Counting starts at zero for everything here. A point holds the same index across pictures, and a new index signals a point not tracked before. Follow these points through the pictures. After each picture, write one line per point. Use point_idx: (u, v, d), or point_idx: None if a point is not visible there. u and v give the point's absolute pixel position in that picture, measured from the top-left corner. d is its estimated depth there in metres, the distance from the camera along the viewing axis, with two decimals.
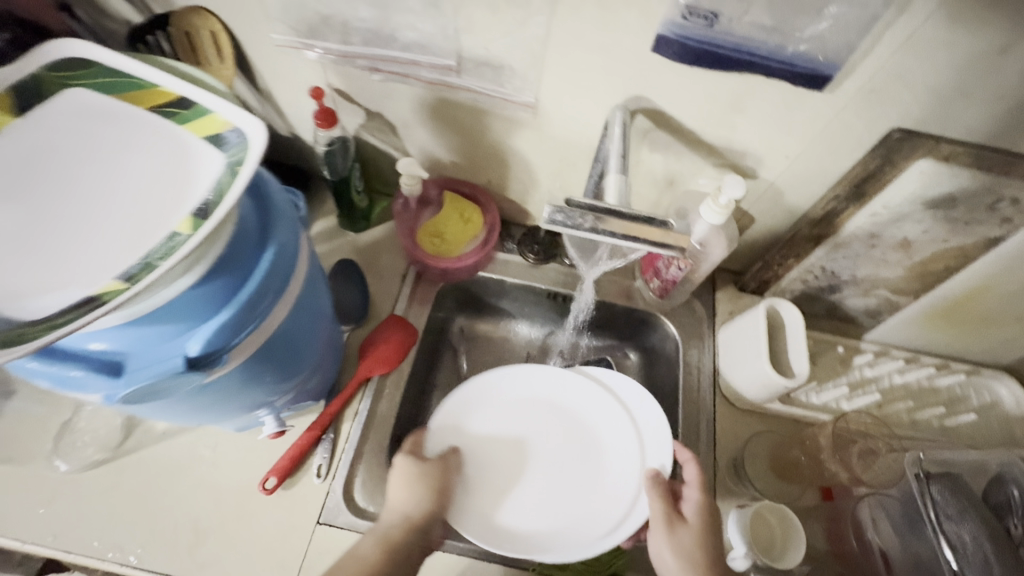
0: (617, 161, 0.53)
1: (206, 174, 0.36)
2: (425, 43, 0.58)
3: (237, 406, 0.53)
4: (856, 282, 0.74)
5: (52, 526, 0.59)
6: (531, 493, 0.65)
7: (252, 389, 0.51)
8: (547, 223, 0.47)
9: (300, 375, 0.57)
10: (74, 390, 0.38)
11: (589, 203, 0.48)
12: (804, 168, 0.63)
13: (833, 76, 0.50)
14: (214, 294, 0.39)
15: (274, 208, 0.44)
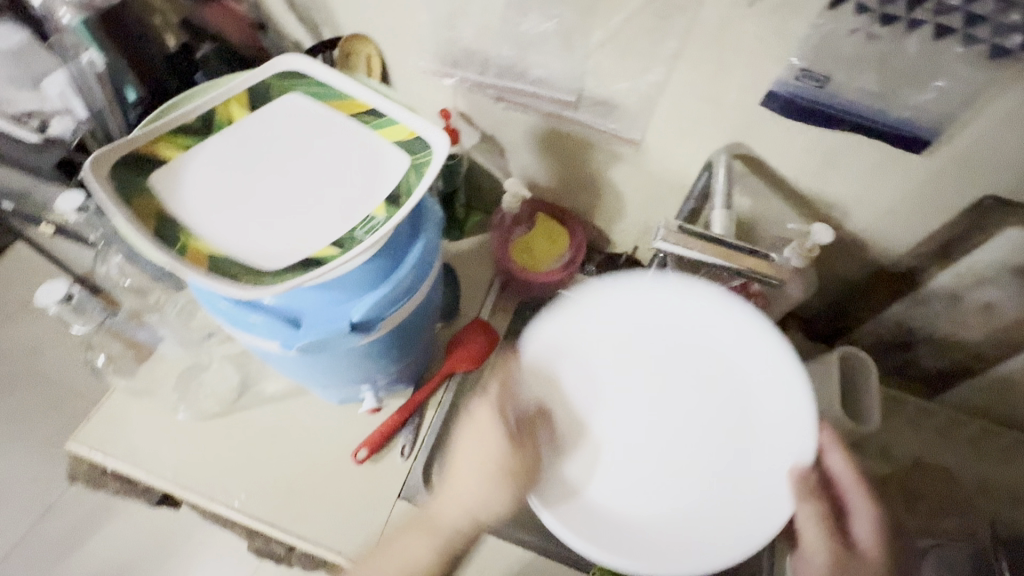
0: (722, 199, 0.59)
1: (395, 170, 0.45)
2: (551, 81, 0.66)
3: (355, 374, 0.61)
4: (932, 342, 0.75)
5: (172, 464, 0.67)
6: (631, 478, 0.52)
7: (374, 361, 0.59)
8: (657, 241, 0.55)
9: (408, 357, 0.65)
10: (256, 336, 0.47)
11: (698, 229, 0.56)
12: (891, 224, 0.66)
13: (932, 141, 0.54)
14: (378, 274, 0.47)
15: (430, 211, 0.51)
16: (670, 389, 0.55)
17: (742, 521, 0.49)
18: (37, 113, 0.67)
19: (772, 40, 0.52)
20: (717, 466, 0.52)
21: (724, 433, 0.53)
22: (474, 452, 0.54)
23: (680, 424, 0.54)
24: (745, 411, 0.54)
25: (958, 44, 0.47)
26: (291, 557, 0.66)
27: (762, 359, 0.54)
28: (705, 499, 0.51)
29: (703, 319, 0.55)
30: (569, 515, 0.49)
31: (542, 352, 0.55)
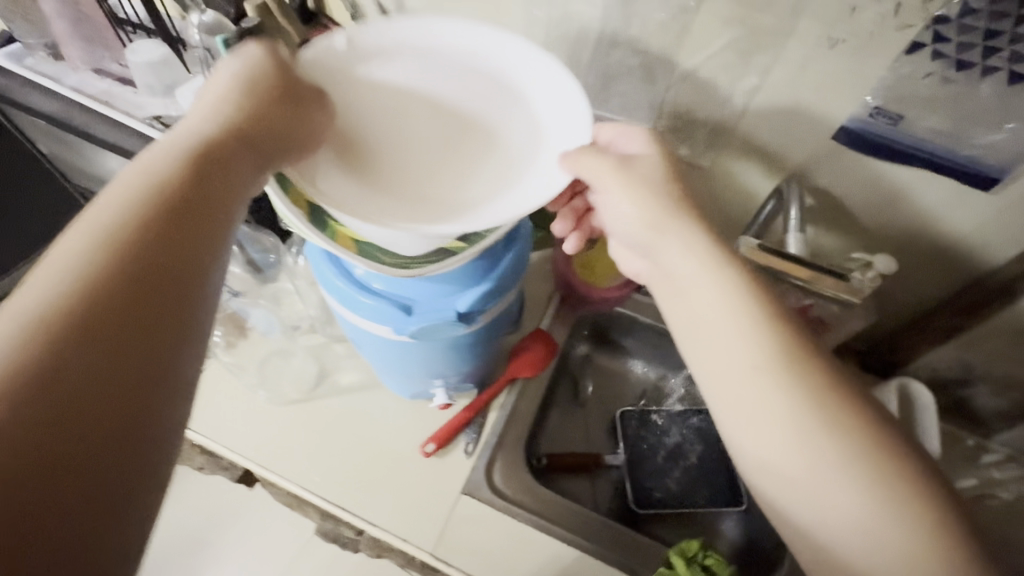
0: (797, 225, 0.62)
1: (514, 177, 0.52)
2: (629, 109, 0.71)
3: (437, 369, 0.66)
4: (992, 377, 0.77)
5: (254, 443, 0.72)
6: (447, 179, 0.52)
7: (457, 357, 0.64)
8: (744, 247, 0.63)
9: (485, 357, 0.69)
10: (366, 315, 0.55)
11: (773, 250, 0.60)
12: (955, 259, 0.69)
13: (1001, 180, 0.57)
14: (486, 270, 0.54)
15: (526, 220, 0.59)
16: (470, 90, 0.55)
17: (522, 185, 0.51)
18: (165, 117, 0.76)
19: (852, 80, 0.56)
20: (505, 146, 0.54)
21: (505, 129, 0.54)
22: (316, 178, 0.51)
23: (472, 136, 0.54)
24: (535, 135, 0.54)
25: None
26: (359, 541, 0.70)
27: (567, 90, 0.54)
28: (500, 163, 0.53)
29: (497, 46, 0.56)
30: (398, 216, 0.49)
31: (350, 49, 0.54)
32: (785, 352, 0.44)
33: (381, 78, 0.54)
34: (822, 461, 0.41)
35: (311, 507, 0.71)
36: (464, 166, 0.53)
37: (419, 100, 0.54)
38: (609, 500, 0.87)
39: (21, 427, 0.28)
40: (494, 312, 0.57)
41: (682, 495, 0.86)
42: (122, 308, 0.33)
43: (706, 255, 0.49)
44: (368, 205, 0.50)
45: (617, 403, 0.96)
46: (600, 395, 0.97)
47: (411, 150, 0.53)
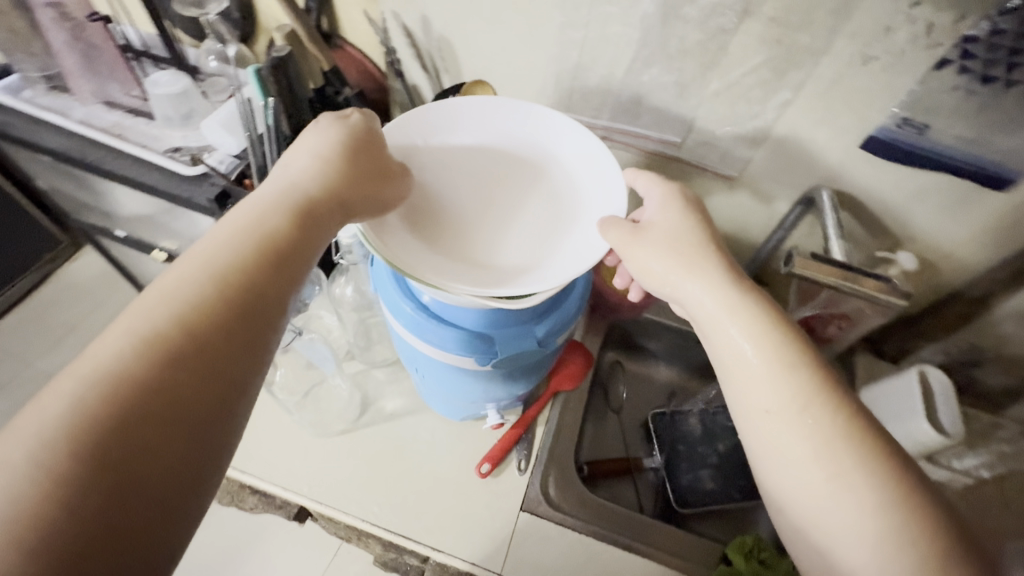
0: (836, 231, 0.65)
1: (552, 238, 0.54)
2: (659, 122, 0.73)
3: (497, 391, 0.67)
4: (1000, 359, 0.82)
5: (306, 478, 0.70)
6: (501, 239, 0.54)
7: (518, 378, 0.65)
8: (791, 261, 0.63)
9: (539, 374, 0.70)
10: (438, 344, 0.55)
11: (818, 256, 0.63)
12: (967, 253, 0.74)
13: (1016, 180, 0.62)
14: (563, 297, 0.57)
15: None
16: (513, 158, 0.58)
17: (562, 247, 0.53)
18: (185, 148, 0.73)
19: (881, 93, 0.60)
20: (544, 211, 0.56)
21: (544, 195, 0.57)
22: (383, 236, 0.51)
23: (514, 200, 0.56)
24: (573, 202, 0.56)
25: None
26: (424, 568, 0.69)
27: (599, 162, 0.57)
28: (539, 225, 0.55)
29: (534, 121, 0.59)
30: (452, 272, 0.50)
31: (407, 120, 0.58)
32: (809, 395, 0.43)
33: (436, 148, 0.58)
34: (841, 507, 0.39)
35: (371, 538, 0.70)
36: (508, 226, 0.55)
37: (465, 169, 0.57)
38: (651, 502, 0.89)
39: (86, 486, 0.29)
40: (565, 335, 0.60)
41: (721, 491, 0.88)
42: (191, 377, 0.34)
43: (730, 294, 0.48)
44: (424, 260, 0.50)
45: (649, 405, 0.99)
46: (632, 399, 0.99)
47: (460, 210, 0.55)
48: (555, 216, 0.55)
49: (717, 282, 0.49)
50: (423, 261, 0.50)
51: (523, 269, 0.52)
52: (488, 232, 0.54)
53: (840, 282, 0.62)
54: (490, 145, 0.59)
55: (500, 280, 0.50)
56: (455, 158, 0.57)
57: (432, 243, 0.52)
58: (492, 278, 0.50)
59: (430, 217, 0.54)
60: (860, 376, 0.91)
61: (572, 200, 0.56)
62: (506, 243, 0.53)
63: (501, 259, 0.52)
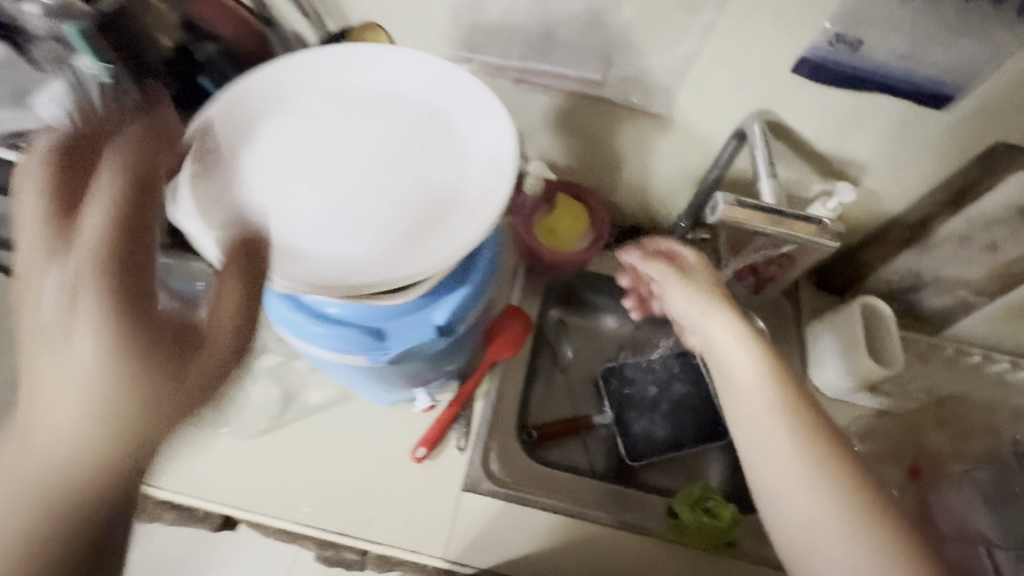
0: (767, 168, 0.59)
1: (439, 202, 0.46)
2: (574, 58, 0.65)
3: (416, 373, 0.61)
4: (940, 283, 0.80)
5: (227, 486, 0.65)
6: (374, 214, 0.46)
7: (438, 359, 0.59)
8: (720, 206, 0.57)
9: (466, 348, 0.65)
10: (327, 346, 0.48)
11: (751, 201, 0.57)
12: (905, 176, 0.70)
13: (955, 96, 0.57)
14: (462, 272, 0.50)
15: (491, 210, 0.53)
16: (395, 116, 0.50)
17: (448, 219, 0.46)
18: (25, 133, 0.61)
19: (810, 7, 0.53)
20: (430, 175, 0.47)
21: (431, 156, 0.48)
22: (230, 240, 0.43)
23: (395, 163, 0.48)
24: (463, 163, 0.48)
25: (987, 4, 0.49)
26: (365, 561, 0.67)
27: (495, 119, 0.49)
28: (423, 193, 0.47)
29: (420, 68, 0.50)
30: (318, 271, 0.43)
31: (260, 86, 0.49)
32: (797, 430, 0.51)
33: (283, 119, 0.49)
34: (830, 531, 0.47)
35: (306, 538, 0.67)
36: (386, 194, 0.46)
37: (337, 132, 0.49)
38: (602, 459, 0.88)
39: None
40: (473, 315, 0.53)
41: (671, 440, 0.88)
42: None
43: (747, 339, 0.57)
44: (285, 261, 0.43)
45: (598, 360, 0.96)
46: (579, 356, 0.96)
47: (329, 181, 0.47)
48: (436, 173, 0.47)
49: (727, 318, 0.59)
50: (284, 254, 0.43)
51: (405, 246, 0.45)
52: (362, 205, 0.46)
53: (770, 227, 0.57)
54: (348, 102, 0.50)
55: (378, 266, 0.44)
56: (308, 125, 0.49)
57: (293, 233, 0.45)
58: (369, 265, 0.44)
59: (289, 201, 0.46)
60: (804, 311, 0.89)
61: (454, 148, 0.48)
62: (384, 217, 0.45)
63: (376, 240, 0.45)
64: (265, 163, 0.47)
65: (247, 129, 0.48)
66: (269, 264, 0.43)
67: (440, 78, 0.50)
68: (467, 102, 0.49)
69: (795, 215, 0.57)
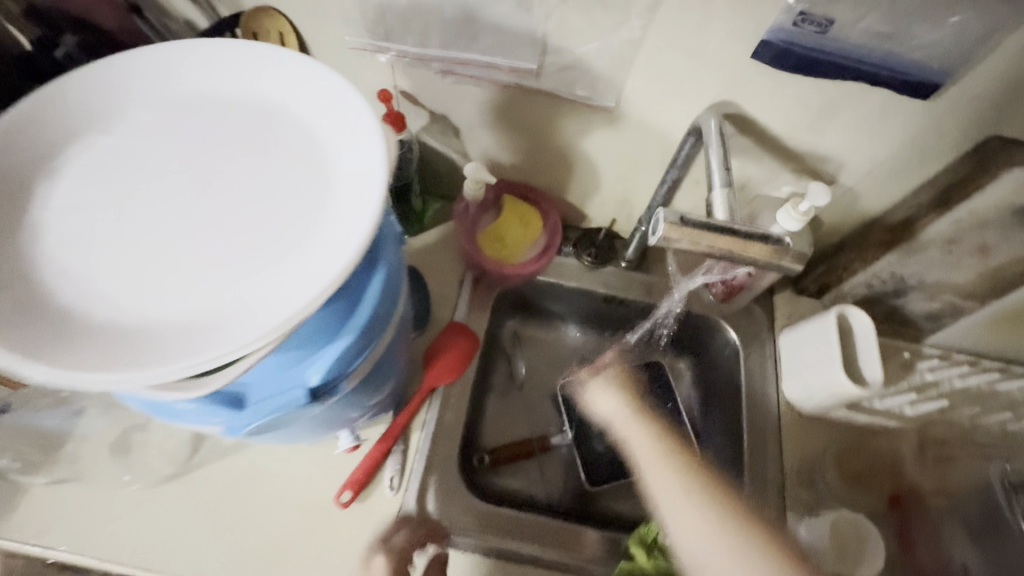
0: (721, 175, 0.50)
1: (287, 237, 0.38)
2: (505, 45, 0.56)
3: (317, 425, 0.54)
4: (925, 287, 0.73)
5: (127, 543, 0.59)
6: (206, 261, 0.38)
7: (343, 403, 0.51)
8: (657, 237, 0.47)
9: (387, 380, 0.57)
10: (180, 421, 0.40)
11: (700, 219, 0.47)
12: (886, 171, 0.62)
13: (941, 84, 0.50)
14: (349, 317, 0.41)
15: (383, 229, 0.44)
16: (247, 135, 0.42)
17: (291, 267, 0.37)
18: None
19: None
20: (278, 210, 0.39)
21: (284, 185, 0.40)
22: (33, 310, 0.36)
23: (237, 194, 0.40)
24: (320, 195, 0.40)
25: None
26: None
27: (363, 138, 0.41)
28: (265, 235, 0.38)
29: (286, 77, 0.43)
30: (130, 340, 0.36)
31: (77, 113, 0.42)
32: (725, 524, 0.46)
33: (105, 149, 0.41)
34: None
35: None
36: (221, 236, 0.38)
37: (173, 156, 0.41)
38: (562, 486, 0.81)
39: None
40: (369, 362, 0.44)
41: (637, 462, 0.81)
42: None
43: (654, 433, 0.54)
44: (92, 330, 0.36)
45: (558, 374, 0.88)
46: (536, 371, 0.88)
47: (153, 218, 0.39)
48: (286, 204, 0.39)
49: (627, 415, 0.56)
50: (94, 322, 0.36)
51: (238, 299, 0.37)
52: (185, 251, 0.38)
53: (722, 253, 0.47)
54: (185, 125, 0.42)
55: (205, 329, 0.36)
56: (134, 155, 0.41)
57: (104, 294, 0.37)
58: (194, 328, 0.36)
59: (102, 250, 0.38)
60: (778, 319, 0.81)
61: (310, 174, 0.41)
62: (217, 265, 0.38)
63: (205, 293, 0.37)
64: (78, 205, 0.39)
65: (61, 166, 0.40)
66: (75, 335, 0.36)
67: (297, 93, 0.43)
68: (326, 118, 0.42)
69: (754, 236, 0.47)
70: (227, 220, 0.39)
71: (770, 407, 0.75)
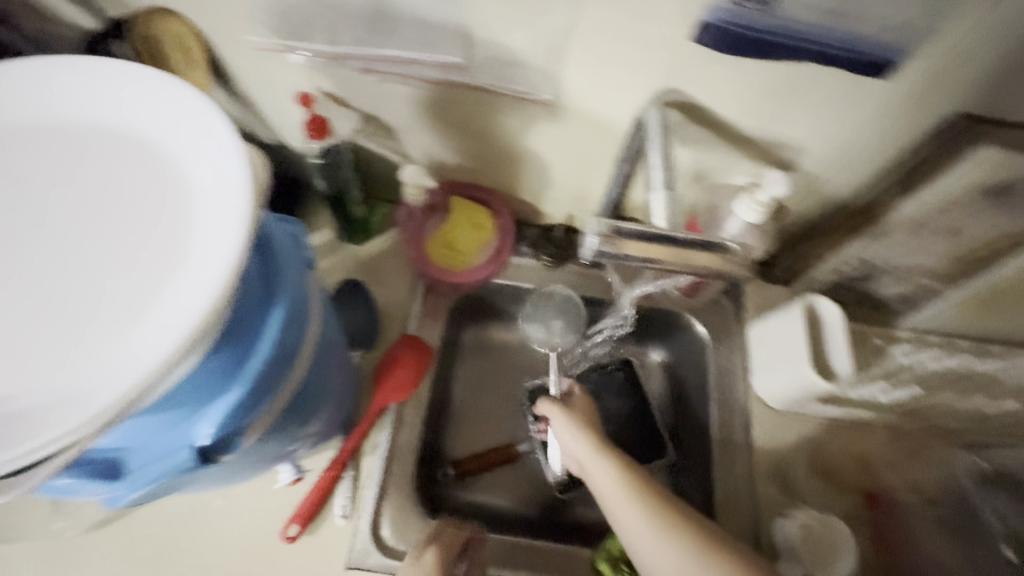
0: (663, 175, 0.48)
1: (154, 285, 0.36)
2: (428, 38, 0.51)
3: (239, 474, 0.51)
4: (895, 271, 0.70)
5: None
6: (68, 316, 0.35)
7: (268, 448, 0.49)
8: (592, 253, 0.44)
9: (323, 412, 0.55)
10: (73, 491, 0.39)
11: (636, 227, 0.44)
12: (848, 155, 0.59)
13: (896, 60, 0.46)
14: (244, 363, 0.39)
15: (281, 265, 0.43)
16: (117, 179, 0.39)
17: (135, 337, 0.34)
18: None
19: None
20: (135, 268, 0.36)
21: (151, 240, 0.37)
22: None
23: (95, 247, 0.37)
24: (179, 255, 0.36)
25: None
26: None
27: (231, 194, 0.37)
28: (131, 283, 0.36)
29: (168, 114, 0.40)
30: None
31: None
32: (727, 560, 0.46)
33: None
34: None
35: None
36: (73, 297, 0.36)
37: (38, 204, 0.38)
38: (532, 495, 0.77)
39: None
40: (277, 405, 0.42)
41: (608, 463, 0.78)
42: None
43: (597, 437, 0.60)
44: None
45: (524, 377, 0.85)
46: (500, 375, 0.85)
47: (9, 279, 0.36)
48: (158, 248, 0.37)
49: (592, 454, 0.58)
50: None
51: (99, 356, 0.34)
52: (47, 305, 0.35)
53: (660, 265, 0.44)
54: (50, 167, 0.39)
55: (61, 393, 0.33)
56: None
57: None
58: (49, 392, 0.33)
59: None
60: (748, 310, 0.78)
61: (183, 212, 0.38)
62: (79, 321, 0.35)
63: (66, 352, 0.34)
64: None
65: None
66: None
67: (169, 121, 0.40)
68: (199, 146, 0.39)
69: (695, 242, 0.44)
70: (93, 269, 0.36)
71: (738, 403, 0.72)
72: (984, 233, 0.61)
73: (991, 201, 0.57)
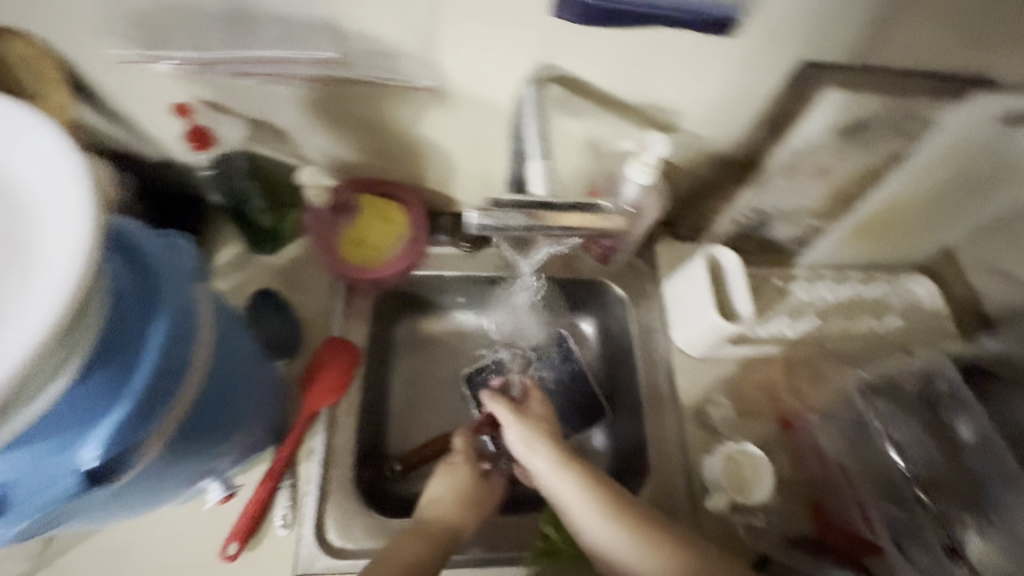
0: (539, 145, 0.53)
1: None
2: (300, 35, 0.52)
3: (156, 496, 0.51)
4: (785, 215, 0.76)
5: None
6: None
7: (181, 465, 0.49)
8: (478, 229, 0.48)
9: (243, 426, 0.55)
10: None
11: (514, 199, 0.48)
12: (721, 112, 0.63)
13: (736, 18, 0.50)
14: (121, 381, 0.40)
15: (154, 278, 0.43)
16: None
17: None
18: None
19: None
20: None
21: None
22: None
23: None
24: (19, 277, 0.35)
25: None
26: None
27: (75, 218, 0.36)
28: None
29: (22, 148, 0.39)
30: None
31: None
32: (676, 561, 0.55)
33: None
34: None
35: None
36: None
37: None
38: None
39: None
40: (171, 418, 0.43)
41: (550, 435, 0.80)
42: None
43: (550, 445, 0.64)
44: None
45: (461, 364, 0.86)
46: (437, 366, 0.86)
47: None
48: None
49: (553, 464, 0.62)
50: None
51: None
52: None
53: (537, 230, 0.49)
54: None
55: None
56: None
57: None
58: None
59: None
60: (662, 270, 0.82)
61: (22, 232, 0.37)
62: None
63: None
64: None
65: None
66: None
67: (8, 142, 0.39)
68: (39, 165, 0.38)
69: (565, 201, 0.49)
70: None
71: (661, 357, 0.77)
72: (850, 169, 0.67)
73: (847, 140, 0.62)
